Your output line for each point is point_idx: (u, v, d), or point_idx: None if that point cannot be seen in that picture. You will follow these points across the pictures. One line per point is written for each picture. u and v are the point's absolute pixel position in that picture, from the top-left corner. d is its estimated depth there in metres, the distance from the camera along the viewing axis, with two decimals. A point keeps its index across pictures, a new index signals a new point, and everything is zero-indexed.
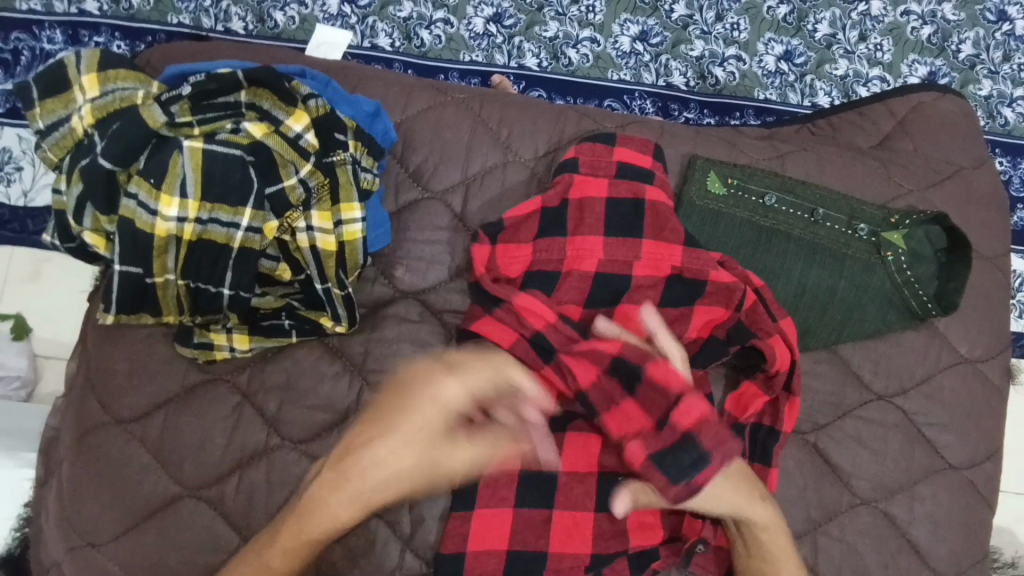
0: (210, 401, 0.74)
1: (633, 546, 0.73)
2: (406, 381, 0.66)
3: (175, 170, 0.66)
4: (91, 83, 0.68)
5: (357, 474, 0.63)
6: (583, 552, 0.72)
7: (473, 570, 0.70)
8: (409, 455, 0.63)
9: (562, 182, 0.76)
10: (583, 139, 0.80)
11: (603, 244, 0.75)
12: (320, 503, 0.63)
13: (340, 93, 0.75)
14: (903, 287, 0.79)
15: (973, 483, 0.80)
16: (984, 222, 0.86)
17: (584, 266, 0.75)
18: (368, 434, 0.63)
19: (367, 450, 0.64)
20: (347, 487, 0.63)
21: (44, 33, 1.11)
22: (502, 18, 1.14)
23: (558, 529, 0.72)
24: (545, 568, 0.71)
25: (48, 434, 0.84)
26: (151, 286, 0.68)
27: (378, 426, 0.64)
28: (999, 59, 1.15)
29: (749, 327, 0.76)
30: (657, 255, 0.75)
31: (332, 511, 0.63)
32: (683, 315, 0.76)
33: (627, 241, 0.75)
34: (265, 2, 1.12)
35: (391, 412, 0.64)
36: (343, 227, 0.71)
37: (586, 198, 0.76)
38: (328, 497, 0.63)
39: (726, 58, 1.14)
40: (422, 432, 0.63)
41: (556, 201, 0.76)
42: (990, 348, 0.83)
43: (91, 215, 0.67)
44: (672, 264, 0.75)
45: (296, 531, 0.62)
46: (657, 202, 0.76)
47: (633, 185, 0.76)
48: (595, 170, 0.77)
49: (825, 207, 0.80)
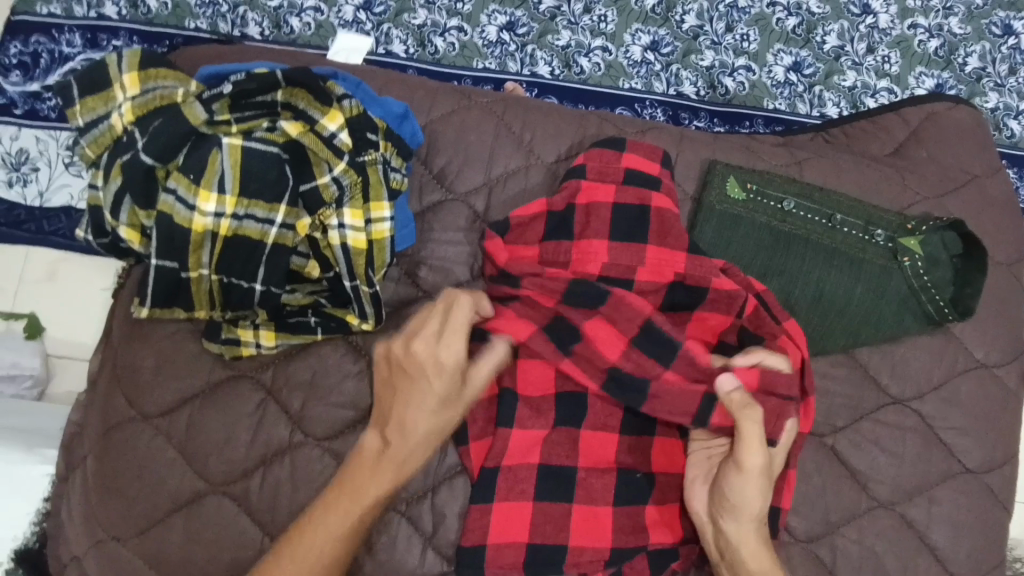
0: (234, 396, 0.75)
1: (652, 542, 0.73)
2: (404, 350, 0.69)
3: (214, 167, 0.67)
4: (131, 81, 0.69)
5: (399, 429, 0.69)
6: (603, 546, 0.72)
7: (495, 563, 0.71)
8: (434, 410, 0.69)
9: (570, 187, 0.77)
10: (596, 144, 0.81)
11: (607, 247, 0.76)
12: (387, 459, 0.69)
13: (371, 95, 0.76)
14: (919, 291, 0.80)
15: (989, 487, 0.81)
16: (997, 230, 0.87)
17: (588, 269, 0.75)
18: (400, 404, 0.69)
19: (401, 413, 0.69)
20: (395, 445, 0.69)
21: (62, 37, 1.12)
22: (516, 26, 1.16)
23: (578, 523, 0.73)
24: (565, 562, 0.72)
25: (68, 431, 0.85)
26: (186, 281, 0.70)
27: (400, 389, 0.70)
28: (1005, 72, 1.17)
29: (753, 331, 0.76)
30: (661, 261, 0.76)
31: (391, 470, 0.69)
32: (684, 321, 0.77)
33: (634, 245, 0.76)
34: (282, 8, 1.14)
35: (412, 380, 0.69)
36: (373, 225, 0.72)
37: (593, 204, 0.77)
38: (386, 459, 0.69)
39: (737, 68, 1.16)
40: (450, 386, 0.69)
41: (563, 205, 0.77)
42: (1003, 354, 0.84)
43: (129, 210, 0.68)
44: (676, 270, 0.76)
45: (373, 482, 0.68)
46: (663, 208, 0.76)
47: (639, 192, 0.77)
48: (603, 176, 0.78)
49: (842, 212, 0.82)
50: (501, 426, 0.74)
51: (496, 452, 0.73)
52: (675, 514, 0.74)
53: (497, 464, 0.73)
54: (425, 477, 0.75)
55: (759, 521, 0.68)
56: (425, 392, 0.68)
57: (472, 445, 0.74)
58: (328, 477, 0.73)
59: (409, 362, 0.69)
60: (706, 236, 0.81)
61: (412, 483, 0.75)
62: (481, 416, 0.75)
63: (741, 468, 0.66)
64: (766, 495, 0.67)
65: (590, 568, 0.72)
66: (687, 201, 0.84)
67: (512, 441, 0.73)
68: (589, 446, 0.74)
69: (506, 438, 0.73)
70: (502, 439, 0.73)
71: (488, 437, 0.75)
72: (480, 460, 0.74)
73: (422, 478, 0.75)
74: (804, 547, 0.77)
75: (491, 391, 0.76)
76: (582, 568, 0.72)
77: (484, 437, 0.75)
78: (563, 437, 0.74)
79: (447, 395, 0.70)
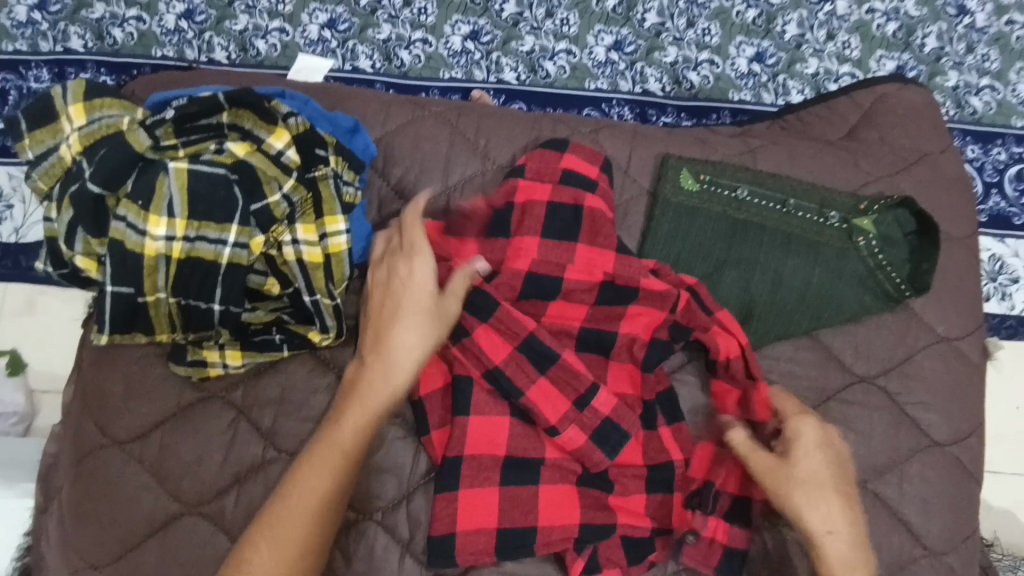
0: (204, 417, 0.75)
1: (621, 526, 0.74)
2: (385, 273, 0.75)
3: (162, 191, 0.68)
4: (77, 112, 0.71)
5: (374, 351, 0.73)
6: (570, 523, 0.73)
7: (463, 548, 0.71)
8: (406, 331, 0.73)
9: (507, 186, 0.79)
10: (537, 145, 0.82)
11: (538, 243, 0.77)
12: (361, 387, 0.72)
13: (319, 112, 0.79)
14: (876, 270, 0.81)
15: (958, 459, 0.82)
16: (951, 206, 0.89)
17: (519, 265, 0.76)
18: (377, 327, 0.74)
19: (376, 335, 0.73)
20: (370, 370, 0.72)
21: (31, 73, 1.13)
22: (479, 35, 1.17)
23: (544, 503, 0.73)
24: (535, 541, 0.72)
25: (45, 463, 0.84)
26: (143, 305, 0.71)
27: (374, 315, 0.74)
28: (963, 50, 1.19)
29: (687, 325, 0.79)
30: (590, 259, 0.77)
31: (367, 399, 0.71)
32: (617, 317, 0.78)
33: (563, 243, 0.77)
34: (247, 31, 1.15)
35: (389, 307, 0.74)
36: (328, 239, 0.73)
37: (530, 202, 0.78)
38: (361, 386, 0.72)
39: (700, 62, 1.18)
40: (429, 306, 0.74)
41: (501, 202, 0.79)
42: (965, 326, 0.85)
43: (82, 240, 0.69)
44: (606, 270, 0.77)
45: (347, 415, 0.70)
46: (595, 208, 0.78)
47: (575, 192, 0.78)
48: (542, 175, 0.80)
49: (795, 197, 0.83)
50: (460, 414, 0.74)
51: (457, 441, 0.74)
52: (641, 503, 0.76)
53: (467, 468, 0.73)
54: (399, 484, 0.75)
55: (825, 523, 0.69)
56: (401, 311, 0.73)
57: (433, 433, 0.75)
58: None
59: (383, 287, 0.75)
60: (663, 229, 0.83)
61: (386, 491, 0.75)
62: (439, 405, 0.76)
63: (769, 479, 0.71)
64: (806, 499, 0.70)
65: (559, 545, 0.72)
66: (644, 196, 0.85)
67: (471, 429, 0.74)
68: (553, 436, 0.75)
69: (465, 427, 0.74)
70: (460, 428, 0.74)
71: (449, 426, 0.75)
72: (443, 447, 0.75)
73: (396, 486, 0.75)
74: None
75: (443, 380, 0.77)
76: (552, 546, 0.72)
77: (445, 425, 0.75)
78: (527, 431, 0.76)
79: (417, 315, 0.73)
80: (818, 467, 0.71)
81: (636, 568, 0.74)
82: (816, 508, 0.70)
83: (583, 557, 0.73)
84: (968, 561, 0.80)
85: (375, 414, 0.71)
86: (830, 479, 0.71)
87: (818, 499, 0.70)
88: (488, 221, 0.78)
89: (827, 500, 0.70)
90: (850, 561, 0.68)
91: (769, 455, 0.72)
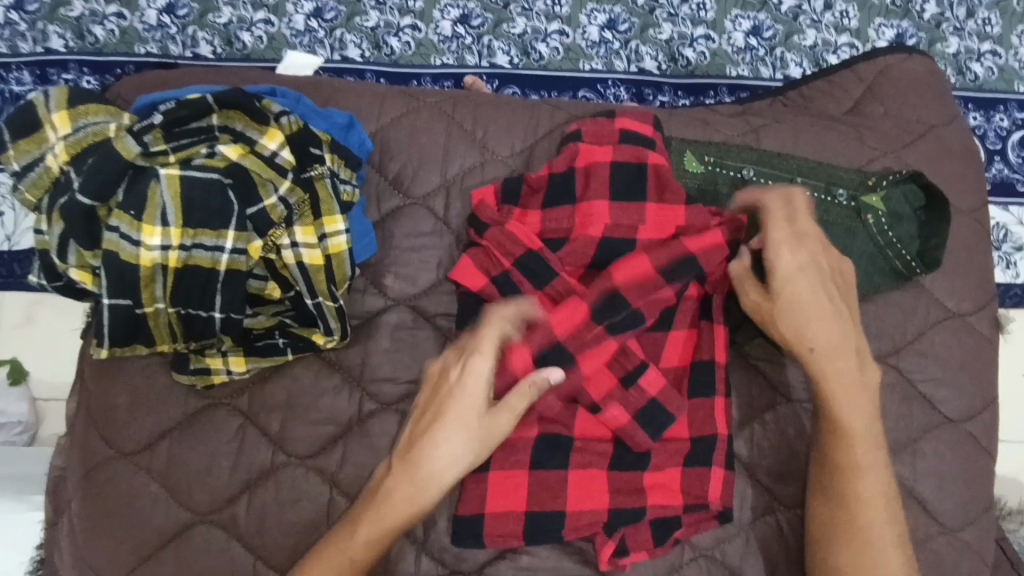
0: (211, 425, 0.75)
1: (651, 507, 0.73)
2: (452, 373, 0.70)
3: (154, 201, 0.67)
4: (62, 120, 0.69)
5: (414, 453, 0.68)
6: (600, 508, 0.72)
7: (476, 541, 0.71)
8: (454, 439, 0.67)
9: (569, 151, 0.77)
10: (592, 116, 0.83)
11: (608, 208, 0.75)
12: (396, 489, 0.67)
13: (312, 109, 0.77)
14: (885, 248, 0.80)
15: (971, 434, 0.81)
16: (958, 178, 0.87)
17: (592, 230, 0.75)
18: (430, 427, 0.68)
19: (425, 431, 0.68)
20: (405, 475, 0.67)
21: (11, 75, 1.09)
22: (469, 18, 1.14)
23: (573, 488, 0.72)
24: (564, 526, 0.72)
25: (54, 475, 0.84)
26: (142, 317, 0.70)
27: (431, 410, 0.69)
28: (964, 15, 1.16)
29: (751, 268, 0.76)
30: (660, 218, 0.76)
31: (393, 498, 0.67)
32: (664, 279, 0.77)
33: (631, 204, 0.76)
34: (231, 24, 1.12)
35: (451, 409, 0.68)
36: (329, 240, 0.72)
37: (592, 164, 0.76)
38: (396, 487, 0.67)
39: (696, 38, 1.15)
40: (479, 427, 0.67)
41: (564, 167, 0.77)
42: (976, 301, 0.84)
43: (76, 252, 0.68)
44: (676, 226, 0.76)
45: (387, 510, 0.67)
46: (660, 166, 0.77)
47: (637, 151, 0.77)
48: (600, 138, 0.78)
49: (802, 175, 0.81)
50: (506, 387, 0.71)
51: None
52: (677, 480, 0.74)
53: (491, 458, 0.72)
54: None
55: (836, 350, 0.70)
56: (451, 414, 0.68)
57: None
58: (317, 494, 0.73)
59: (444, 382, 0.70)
60: None
61: None
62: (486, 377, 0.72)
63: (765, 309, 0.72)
64: (818, 339, 0.70)
65: (586, 529, 0.72)
66: None
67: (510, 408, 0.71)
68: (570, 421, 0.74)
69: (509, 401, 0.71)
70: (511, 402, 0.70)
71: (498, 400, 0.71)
72: None
73: None
74: (793, 513, 0.77)
75: None
76: (580, 531, 0.72)
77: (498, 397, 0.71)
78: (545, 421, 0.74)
79: (469, 421, 0.67)
80: (805, 291, 0.70)
81: (662, 548, 0.73)
82: (823, 334, 0.70)
83: (613, 540, 0.72)
84: (983, 536, 0.80)
85: (396, 519, 0.67)
86: (828, 307, 0.70)
87: (829, 331, 0.70)
88: (549, 189, 0.77)
89: (831, 329, 0.70)
90: (860, 408, 0.70)
91: (751, 287, 0.73)
